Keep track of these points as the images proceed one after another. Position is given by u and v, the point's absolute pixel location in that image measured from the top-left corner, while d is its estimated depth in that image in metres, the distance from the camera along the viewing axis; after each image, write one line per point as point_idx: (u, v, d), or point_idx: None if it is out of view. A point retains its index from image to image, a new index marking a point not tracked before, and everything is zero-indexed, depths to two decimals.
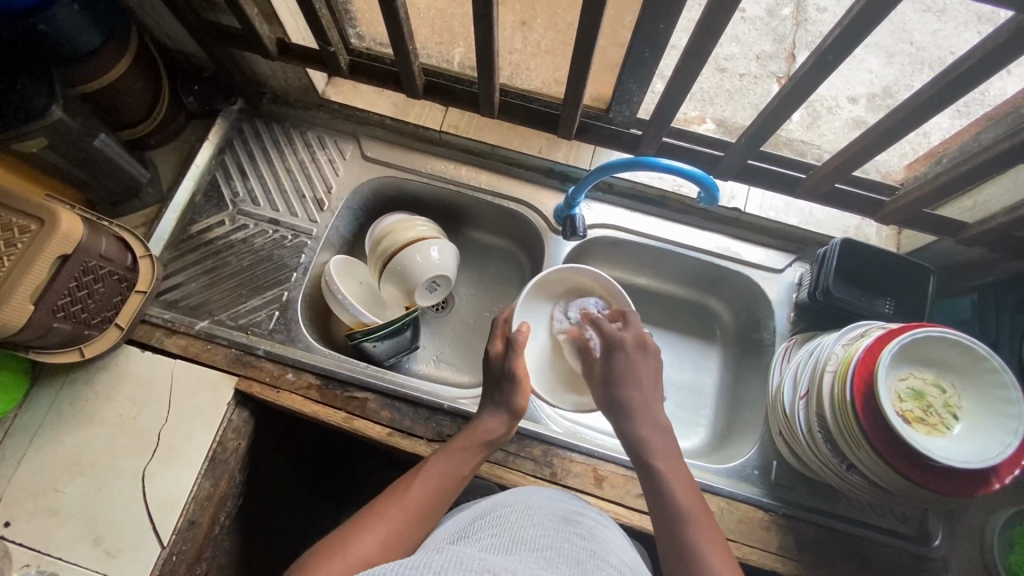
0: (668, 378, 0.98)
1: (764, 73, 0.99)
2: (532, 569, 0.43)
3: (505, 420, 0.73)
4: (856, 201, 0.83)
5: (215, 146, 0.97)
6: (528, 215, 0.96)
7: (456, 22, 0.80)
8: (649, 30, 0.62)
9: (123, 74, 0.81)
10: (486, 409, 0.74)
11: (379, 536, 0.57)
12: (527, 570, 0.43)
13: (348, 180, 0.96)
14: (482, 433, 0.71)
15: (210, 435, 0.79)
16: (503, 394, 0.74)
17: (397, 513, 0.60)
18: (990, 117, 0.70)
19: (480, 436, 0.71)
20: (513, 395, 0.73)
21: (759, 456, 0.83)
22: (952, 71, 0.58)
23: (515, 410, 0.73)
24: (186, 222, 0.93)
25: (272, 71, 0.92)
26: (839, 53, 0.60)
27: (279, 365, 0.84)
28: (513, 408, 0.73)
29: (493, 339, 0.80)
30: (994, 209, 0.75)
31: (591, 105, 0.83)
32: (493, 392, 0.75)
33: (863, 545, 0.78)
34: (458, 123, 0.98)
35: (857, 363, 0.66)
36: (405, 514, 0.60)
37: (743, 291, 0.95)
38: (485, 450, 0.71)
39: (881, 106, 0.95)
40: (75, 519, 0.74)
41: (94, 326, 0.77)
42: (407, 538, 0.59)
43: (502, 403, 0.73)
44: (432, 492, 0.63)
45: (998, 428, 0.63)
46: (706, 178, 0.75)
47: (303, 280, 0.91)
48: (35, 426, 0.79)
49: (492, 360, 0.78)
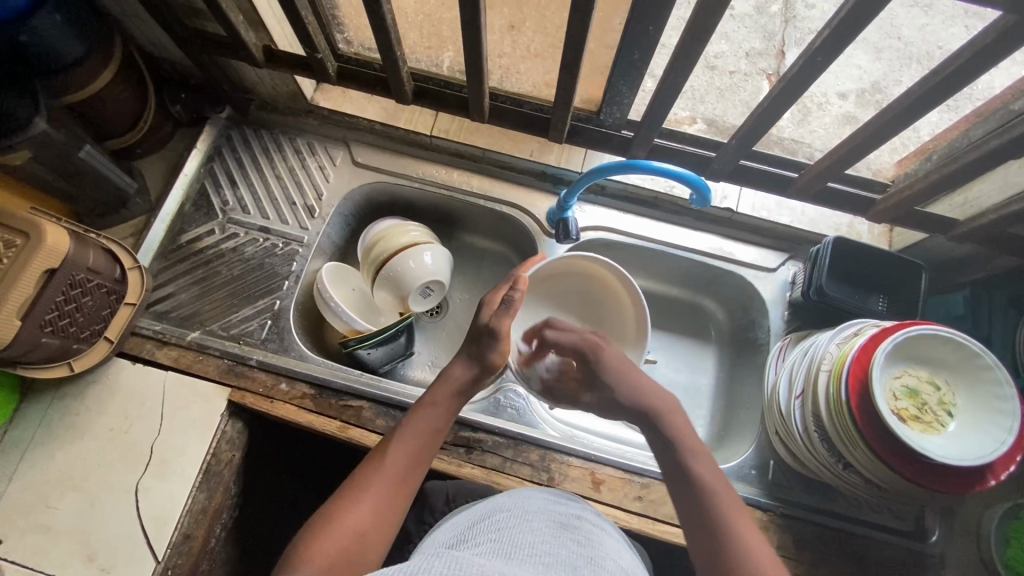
0: (664, 379, 0.98)
1: (754, 70, 0.99)
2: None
3: (477, 373, 0.69)
4: (847, 200, 0.83)
5: (203, 155, 0.96)
6: (521, 219, 0.95)
7: (445, 27, 0.79)
8: (638, 32, 0.62)
9: (108, 84, 0.80)
10: (458, 357, 0.70)
11: (366, 509, 0.56)
12: None
13: (339, 187, 0.96)
14: (452, 386, 0.68)
15: (203, 446, 0.78)
16: (478, 347, 0.70)
17: (382, 481, 0.59)
18: (978, 114, 0.70)
19: (452, 390, 0.67)
20: (487, 350, 0.69)
21: (756, 455, 0.84)
22: (942, 69, 0.58)
23: (488, 364, 0.69)
24: (175, 231, 0.92)
25: (260, 78, 0.91)
26: (827, 54, 0.60)
27: (272, 374, 0.83)
28: (485, 364, 0.69)
29: (494, 291, 0.74)
30: (985, 206, 0.75)
31: (582, 108, 0.83)
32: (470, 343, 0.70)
33: (861, 543, 0.78)
34: (449, 127, 0.97)
35: (851, 361, 0.66)
36: (389, 482, 0.59)
37: (737, 290, 0.95)
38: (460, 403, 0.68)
39: (870, 101, 0.95)
40: (67, 536, 0.73)
41: (83, 339, 0.76)
42: (396, 506, 0.58)
43: (476, 356, 0.69)
44: (412, 454, 0.62)
45: (991, 425, 0.64)
46: (698, 180, 0.75)
47: (295, 288, 0.90)
48: (25, 443, 0.77)
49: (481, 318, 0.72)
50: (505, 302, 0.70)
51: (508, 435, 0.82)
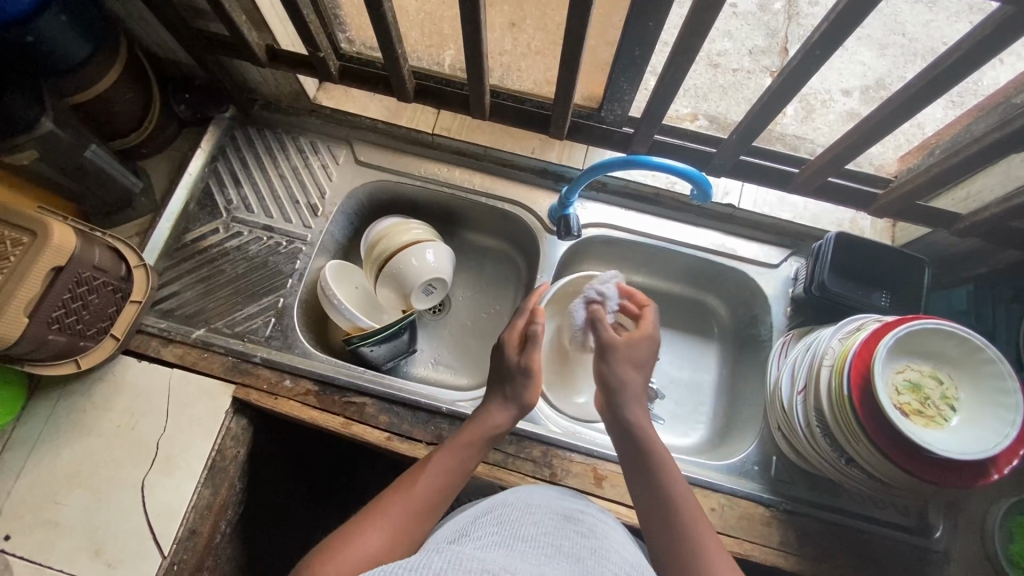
0: (668, 375, 0.98)
1: (758, 67, 0.99)
2: (532, 567, 0.43)
3: (512, 416, 0.68)
4: (849, 195, 0.83)
5: (208, 154, 0.97)
6: (523, 216, 0.96)
7: (445, 25, 0.80)
8: (637, 28, 0.62)
9: (113, 84, 0.81)
10: (496, 398, 0.69)
11: (385, 534, 0.55)
12: (527, 569, 0.43)
13: (342, 185, 0.96)
14: (489, 426, 0.67)
15: (208, 443, 0.79)
16: (515, 388, 0.68)
17: (405, 507, 0.58)
18: (981, 107, 0.70)
19: (487, 432, 0.67)
20: (525, 392, 0.68)
21: (759, 451, 0.84)
22: (942, 61, 0.58)
23: (523, 406, 0.68)
24: (181, 230, 0.93)
25: (263, 78, 0.92)
26: (825, 49, 0.60)
27: (276, 371, 0.84)
28: (522, 404, 0.68)
29: (510, 329, 0.72)
30: (987, 200, 0.75)
31: (583, 105, 0.83)
32: (502, 383, 0.70)
33: (865, 538, 0.78)
34: (451, 125, 0.98)
35: (854, 355, 0.66)
36: (409, 510, 0.58)
37: (740, 287, 0.95)
38: (492, 443, 0.68)
39: (875, 97, 0.95)
40: (75, 531, 0.74)
41: (90, 336, 0.76)
42: (413, 534, 0.57)
43: (512, 398, 0.68)
44: (440, 489, 0.61)
45: (995, 418, 0.63)
46: (698, 175, 0.75)
47: (299, 285, 0.91)
48: (32, 439, 0.78)
49: (507, 357, 0.71)
50: (529, 337, 0.69)
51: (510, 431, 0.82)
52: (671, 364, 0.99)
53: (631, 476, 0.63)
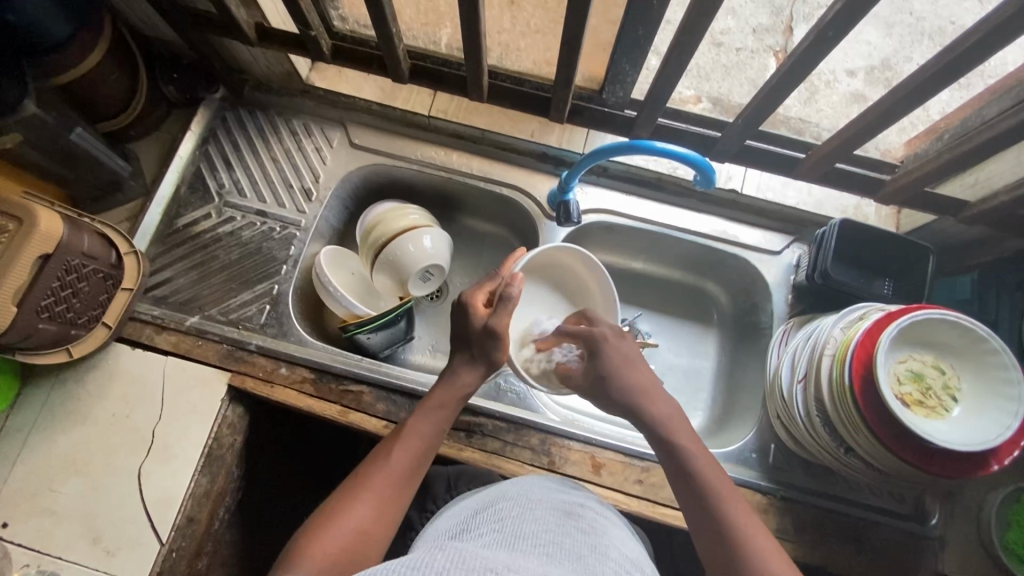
0: (666, 363, 0.98)
1: (761, 47, 0.96)
2: (535, 564, 0.42)
3: (482, 372, 0.68)
4: (856, 180, 0.81)
5: (199, 136, 0.95)
6: (522, 200, 0.94)
7: (442, 2, 0.75)
8: (642, 7, 0.59)
9: (98, 64, 0.78)
10: (460, 359, 0.69)
11: (369, 506, 0.55)
12: (530, 566, 0.41)
13: (336, 168, 0.94)
14: (461, 387, 0.67)
15: (205, 431, 0.78)
16: (481, 347, 0.68)
17: (384, 477, 0.57)
18: (993, 91, 0.68)
19: (457, 393, 0.67)
20: (491, 349, 0.68)
21: (757, 439, 0.83)
22: (959, 45, 0.56)
23: (493, 361, 0.68)
24: (172, 215, 0.91)
25: (254, 57, 0.89)
26: (840, 29, 0.58)
27: (272, 359, 0.83)
28: (490, 361, 0.68)
29: (474, 291, 0.71)
30: (996, 187, 0.73)
31: (584, 86, 0.81)
32: (468, 345, 0.69)
33: (862, 526, 0.78)
34: (448, 107, 0.96)
35: (856, 344, 0.65)
36: (390, 479, 0.57)
37: (741, 273, 0.94)
38: (461, 406, 0.68)
39: (880, 79, 0.93)
40: (73, 519, 0.74)
41: (81, 325, 0.75)
42: (396, 503, 0.57)
43: (480, 355, 0.68)
44: (418, 454, 0.61)
45: (997, 410, 0.63)
46: (701, 161, 0.73)
47: (293, 272, 0.89)
48: (27, 428, 0.78)
49: (474, 318, 0.69)
50: (502, 299, 0.67)
51: (509, 419, 0.81)
52: (673, 351, 0.99)
53: (676, 487, 0.58)
